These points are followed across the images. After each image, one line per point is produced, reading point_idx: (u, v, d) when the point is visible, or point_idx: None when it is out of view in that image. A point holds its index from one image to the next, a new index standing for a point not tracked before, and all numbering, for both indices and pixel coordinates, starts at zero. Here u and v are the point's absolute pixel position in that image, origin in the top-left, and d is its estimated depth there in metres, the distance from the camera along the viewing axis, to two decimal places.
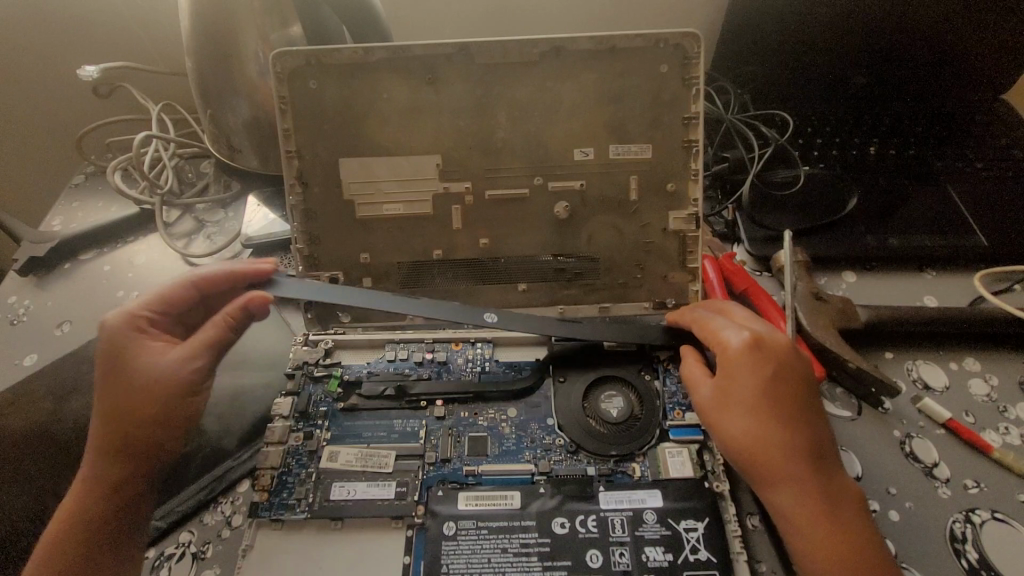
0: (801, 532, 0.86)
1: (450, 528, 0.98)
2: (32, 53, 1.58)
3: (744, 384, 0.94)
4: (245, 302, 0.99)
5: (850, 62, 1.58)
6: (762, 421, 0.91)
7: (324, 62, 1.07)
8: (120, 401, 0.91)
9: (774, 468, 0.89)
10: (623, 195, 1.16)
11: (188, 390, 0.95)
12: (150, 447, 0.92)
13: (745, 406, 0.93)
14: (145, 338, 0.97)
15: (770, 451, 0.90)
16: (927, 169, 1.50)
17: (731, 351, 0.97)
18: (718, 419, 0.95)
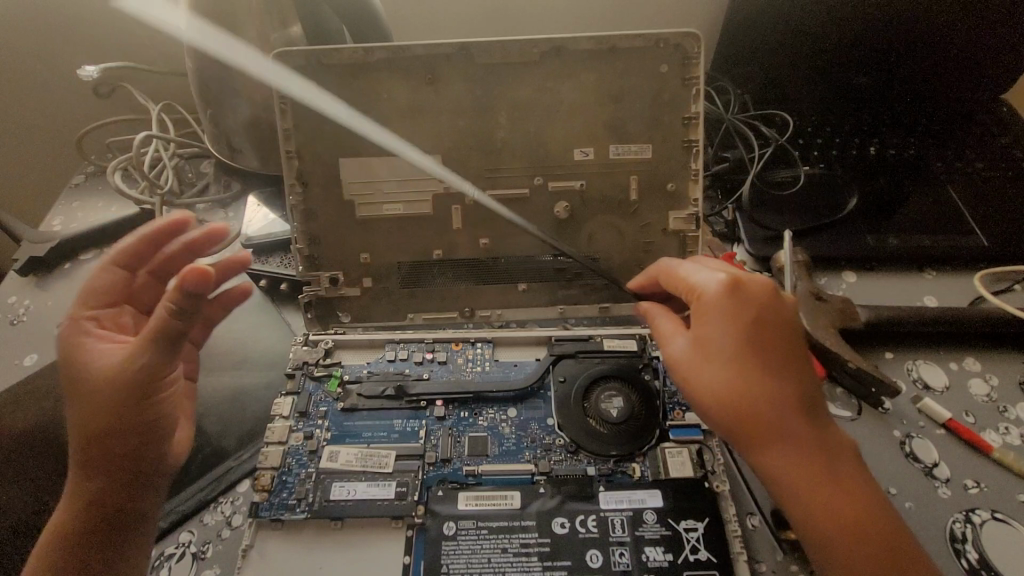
0: (789, 491, 0.85)
1: (450, 528, 0.98)
2: (31, 52, 1.57)
3: (721, 336, 0.90)
4: (178, 279, 0.79)
5: (850, 63, 1.58)
6: (742, 375, 0.88)
7: (324, 62, 1.07)
8: (82, 413, 0.88)
9: (762, 421, 0.86)
10: (623, 195, 1.16)
11: (138, 393, 0.87)
12: (117, 457, 0.88)
13: (722, 360, 0.89)
14: (89, 339, 0.93)
15: (753, 406, 0.87)
16: (927, 169, 1.49)
17: (706, 301, 0.93)
18: (693, 377, 0.91)
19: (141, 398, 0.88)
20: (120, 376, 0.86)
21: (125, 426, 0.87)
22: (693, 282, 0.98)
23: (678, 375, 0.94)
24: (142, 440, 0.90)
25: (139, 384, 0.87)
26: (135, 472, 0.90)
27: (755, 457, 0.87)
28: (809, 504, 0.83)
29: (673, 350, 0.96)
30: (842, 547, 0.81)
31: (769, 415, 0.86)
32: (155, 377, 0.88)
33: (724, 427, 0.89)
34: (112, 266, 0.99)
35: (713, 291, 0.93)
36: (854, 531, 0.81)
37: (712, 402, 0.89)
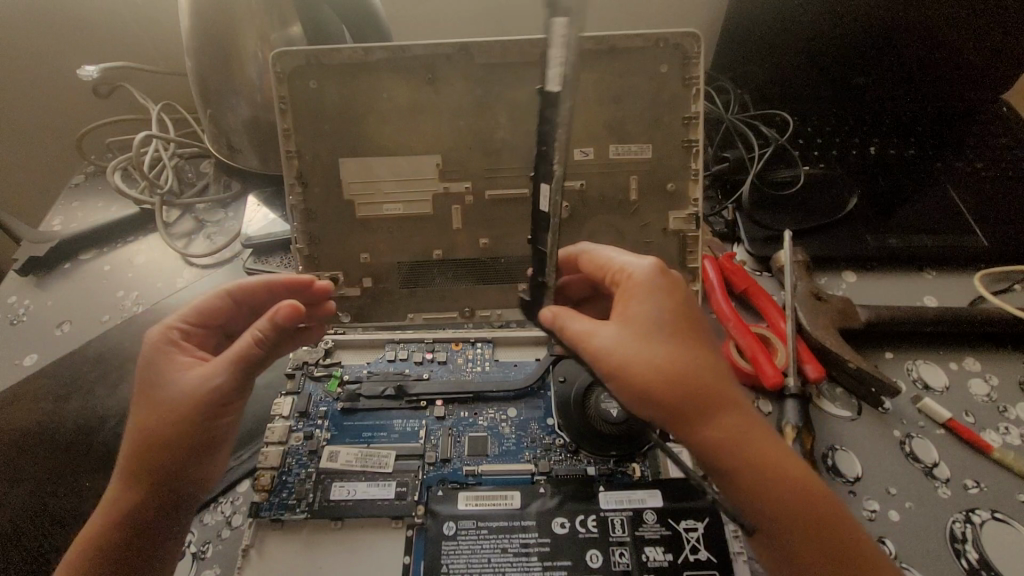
0: (749, 468, 0.80)
1: (450, 528, 0.98)
2: (31, 52, 1.57)
3: (661, 314, 0.86)
4: (270, 312, 0.89)
5: (850, 62, 1.58)
6: (687, 351, 0.84)
7: (324, 62, 1.07)
8: (147, 423, 0.89)
9: (703, 393, 0.82)
10: (623, 195, 1.16)
11: (205, 414, 0.89)
12: (170, 475, 0.88)
13: (667, 338, 0.84)
14: (176, 353, 0.95)
15: (701, 383, 0.82)
16: (927, 169, 1.49)
17: (639, 280, 0.88)
18: (639, 361, 0.82)
19: (207, 420, 0.89)
20: (192, 394, 0.89)
21: (185, 443, 0.89)
22: (615, 268, 0.93)
23: (613, 366, 0.83)
24: (196, 462, 0.91)
25: (207, 406, 0.89)
26: (177, 492, 0.90)
27: (706, 438, 0.82)
28: (770, 476, 0.80)
29: (604, 343, 0.84)
30: (802, 511, 0.80)
31: (717, 389, 0.83)
32: (223, 403, 0.90)
33: (673, 411, 0.81)
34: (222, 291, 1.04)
35: (646, 269, 0.89)
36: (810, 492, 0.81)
37: (662, 384, 0.81)
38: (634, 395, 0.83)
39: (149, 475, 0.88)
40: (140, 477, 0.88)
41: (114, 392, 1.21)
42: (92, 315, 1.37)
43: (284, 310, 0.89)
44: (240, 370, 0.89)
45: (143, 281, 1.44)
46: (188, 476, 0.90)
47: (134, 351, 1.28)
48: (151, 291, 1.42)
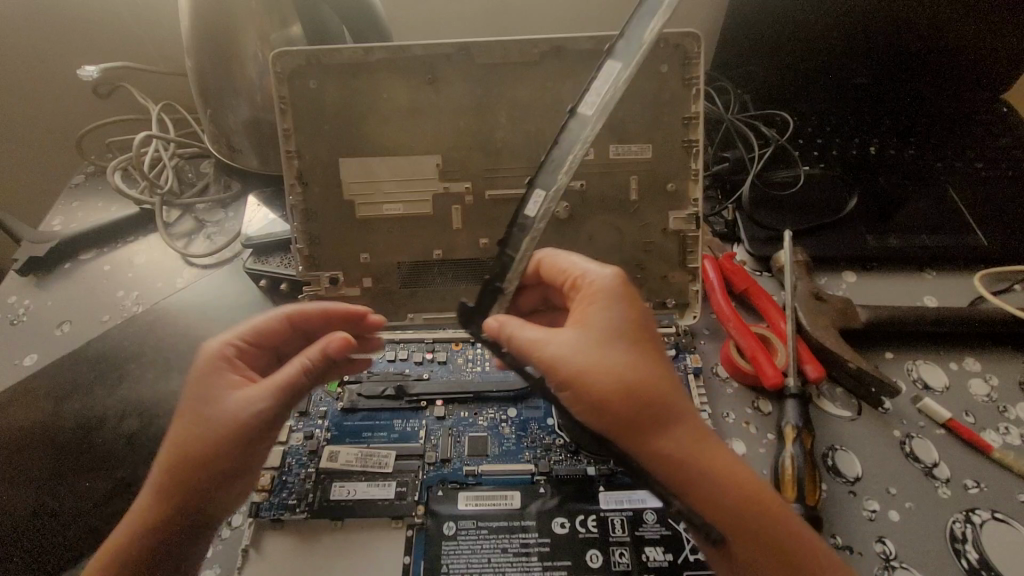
0: (697, 478, 0.80)
1: (450, 528, 0.99)
2: (31, 52, 1.57)
3: (617, 323, 0.87)
4: (323, 342, 0.94)
5: (850, 62, 1.58)
6: (640, 359, 0.85)
7: (324, 62, 1.07)
8: (184, 438, 0.87)
9: (658, 401, 0.82)
10: (623, 195, 1.16)
11: (244, 438, 0.88)
12: (201, 496, 0.87)
13: (621, 346, 0.85)
14: (226, 371, 0.95)
15: (652, 390, 0.82)
16: (927, 169, 1.49)
17: (598, 291, 0.90)
18: (592, 367, 0.82)
19: (246, 442, 0.88)
20: (236, 416, 0.88)
21: (221, 465, 0.87)
22: (575, 278, 0.94)
23: (567, 373, 0.83)
24: (228, 484, 0.89)
25: (247, 429, 0.88)
26: (203, 513, 0.88)
27: (656, 447, 0.81)
28: (718, 485, 0.80)
29: (555, 350, 0.84)
30: (751, 519, 0.79)
31: (668, 397, 0.83)
32: (262, 427, 0.89)
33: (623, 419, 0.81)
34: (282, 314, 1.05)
35: (605, 280, 0.91)
36: (760, 502, 0.80)
37: (614, 392, 0.81)
38: (585, 402, 0.82)
39: (180, 495, 0.86)
40: (171, 496, 0.86)
41: (114, 392, 1.21)
42: (92, 315, 1.37)
43: (337, 341, 0.95)
44: (286, 396, 0.91)
45: (143, 281, 1.44)
46: (216, 497, 0.88)
47: (135, 351, 1.28)
48: (151, 291, 1.42)
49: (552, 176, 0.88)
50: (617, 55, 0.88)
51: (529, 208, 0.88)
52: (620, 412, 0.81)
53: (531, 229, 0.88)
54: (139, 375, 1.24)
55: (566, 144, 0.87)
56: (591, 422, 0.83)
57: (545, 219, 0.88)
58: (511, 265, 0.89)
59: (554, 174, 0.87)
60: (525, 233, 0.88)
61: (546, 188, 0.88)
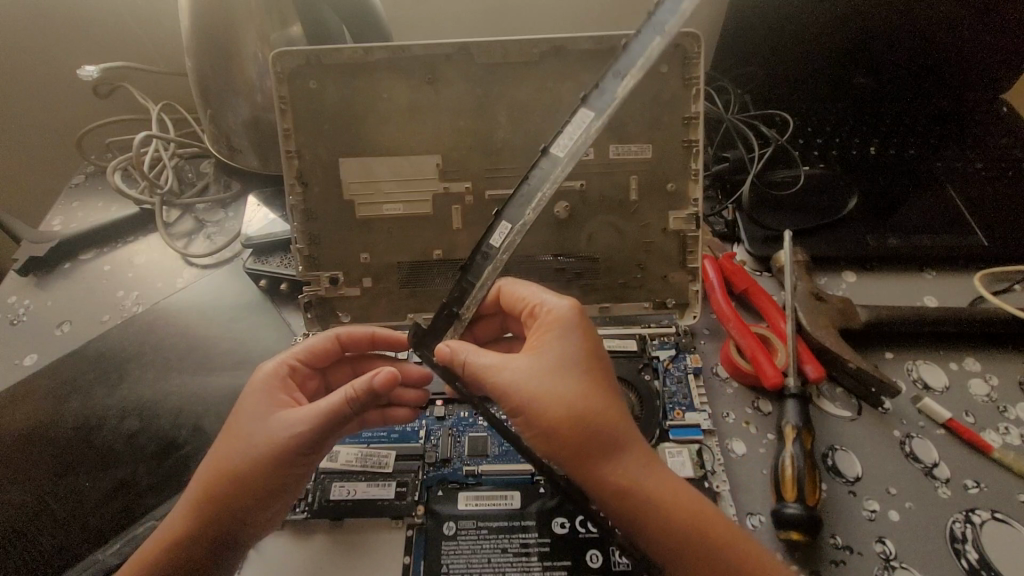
0: (641, 509, 0.80)
1: (450, 528, 0.99)
2: (30, 52, 1.57)
3: (570, 354, 0.88)
4: (370, 376, 0.92)
5: (850, 63, 1.58)
6: (589, 388, 0.86)
7: (324, 62, 1.07)
8: (228, 452, 0.90)
9: (606, 429, 0.83)
10: (623, 195, 1.16)
11: (276, 457, 0.89)
12: (236, 514, 0.88)
13: (574, 376, 0.86)
14: (276, 391, 0.99)
15: (599, 420, 0.83)
16: (927, 169, 1.49)
17: (555, 321, 0.92)
18: (541, 396, 0.84)
19: (279, 464, 0.89)
20: (273, 436, 0.90)
21: (255, 483, 0.88)
22: (534, 307, 0.96)
23: (516, 400, 0.85)
24: (263, 505, 0.90)
25: (280, 450, 0.89)
26: (238, 528, 0.89)
27: (604, 474, 0.81)
28: (662, 517, 0.80)
29: (503, 378, 0.86)
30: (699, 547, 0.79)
31: (619, 427, 0.84)
32: (294, 448, 0.89)
33: (570, 448, 0.82)
34: (331, 334, 1.09)
35: (562, 310, 0.93)
36: (709, 532, 0.80)
37: (561, 420, 0.83)
38: (534, 429, 0.84)
39: (217, 511, 0.88)
40: (207, 510, 0.88)
41: (114, 392, 1.21)
42: (92, 315, 1.37)
43: (383, 377, 0.91)
44: (324, 424, 0.90)
45: (143, 282, 1.44)
46: (248, 516, 0.89)
47: (135, 351, 1.28)
48: (151, 291, 1.42)
49: (519, 212, 0.94)
50: (591, 104, 0.92)
51: (495, 238, 0.95)
52: (569, 440, 0.82)
53: (494, 259, 0.95)
54: (139, 375, 1.24)
55: (534, 181, 0.94)
56: (540, 449, 0.85)
57: (508, 250, 0.94)
58: (469, 294, 0.97)
59: (520, 209, 0.94)
60: (487, 263, 0.96)
61: (512, 221, 0.94)
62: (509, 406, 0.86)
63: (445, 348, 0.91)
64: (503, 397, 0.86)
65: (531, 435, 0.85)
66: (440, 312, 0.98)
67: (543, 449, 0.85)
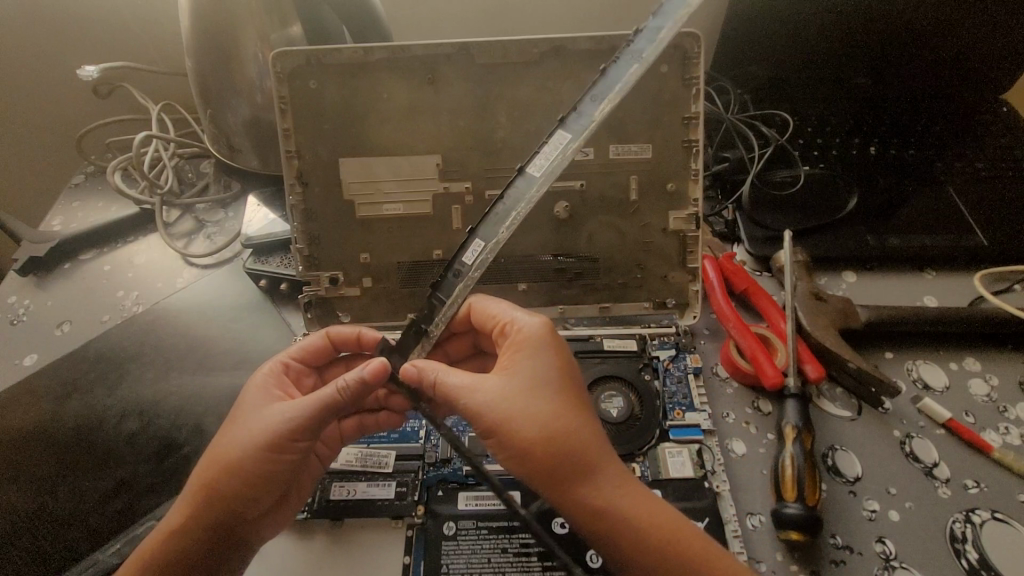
0: (615, 528, 0.81)
1: (450, 528, 0.99)
2: (30, 52, 1.57)
3: (541, 372, 0.89)
4: (360, 367, 0.91)
5: (850, 64, 1.59)
6: (561, 407, 0.86)
7: (324, 62, 1.07)
8: (221, 446, 0.90)
9: (578, 449, 0.83)
10: (623, 195, 1.16)
11: (273, 446, 0.89)
12: (236, 506, 0.88)
13: (546, 395, 0.87)
14: (270, 388, 0.99)
15: (570, 440, 0.84)
16: (928, 169, 1.49)
17: (525, 339, 0.92)
18: (514, 416, 0.84)
19: (271, 456, 0.89)
20: (265, 425, 0.89)
21: (249, 475, 0.88)
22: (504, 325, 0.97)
23: (489, 421, 0.85)
24: (262, 496, 0.90)
25: (277, 438, 0.89)
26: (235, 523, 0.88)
27: (579, 494, 0.82)
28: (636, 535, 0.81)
29: (475, 398, 0.86)
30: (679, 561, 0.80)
31: (590, 445, 0.84)
32: (292, 436, 0.90)
33: (543, 468, 0.83)
34: (323, 332, 1.09)
35: (533, 328, 0.94)
36: (687, 549, 0.80)
37: (535, 440, 0.83)
38: (506, 450, 0.85)
39: (215, 503, 0.87)
40: (203, 504, 0.87)
41: (114, 392, 1.21)
42: (92, 315, 1.37)
43: (372, 366, 0.91)
44: (316, 413, 0.90)
45: (143, 282, 1.44)
46: (248, 507, 0.89)
47: (135, 351, 1.28)
48: (151, 291, 1.42)
49: (493, 230, 0.95)
50: (569, 125, 0.93)
51: (467, 256, 0.96)
52: (542, 460, 0.82)
53: (465, 277, 0.96)
54: (139, 375, 1.24)
55: (511, 201, 0.95)
56: (514, 470, 0.85)
57: (480, 268, 0.95)
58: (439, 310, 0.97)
59: (493, 228, 0.94)
60: (459, 280, 0.96)
61: (486, 240, 0.94)
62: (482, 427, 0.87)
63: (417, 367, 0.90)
64: (476, 417, 0.86)
65: (504, 455, 0.85)
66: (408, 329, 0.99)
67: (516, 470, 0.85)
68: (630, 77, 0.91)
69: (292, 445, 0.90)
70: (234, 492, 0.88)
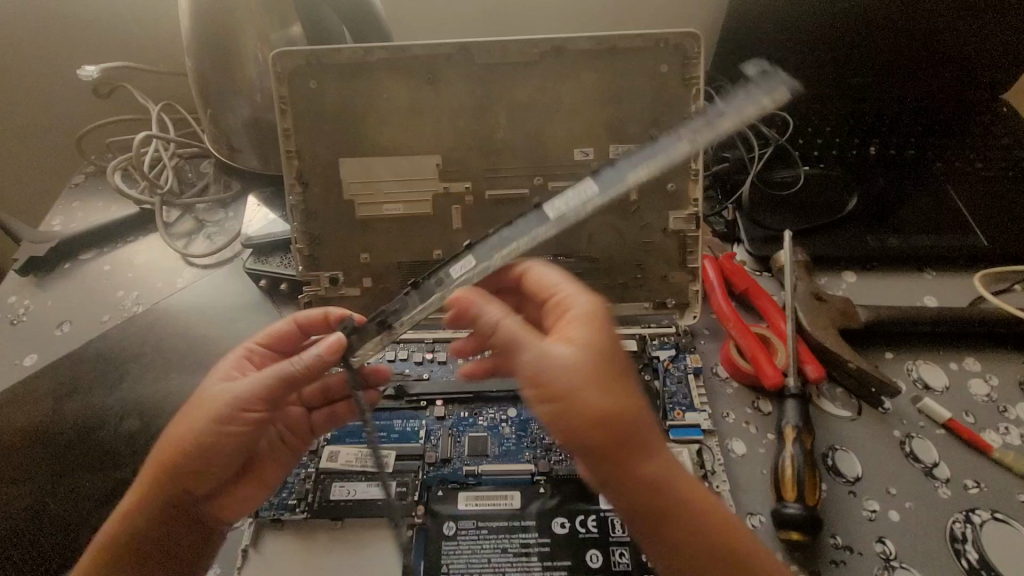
0: (664, 515, 0.77)
1: (450, 528, 0.99)
2: (30, 52, 1.57)
3: (605, 346, 0.81)
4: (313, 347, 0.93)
5: (848, 63, 1.55)
6: (622, 386, 0.79)
7: (325, 63, 1.07)
8: (179, 422, 0.94)
9: (643, 429, 0.79)
10: (623, 195, 1.16)
11: (220, 420, 0.91)
12: (183, 479, 0.91)
13: (609, 372, 0.79)
14: (234, 369, 1.02)
15: (631, 421, 0.78)
16: (927, 169, 1.52)
17: (588, 309, 0.86)
18: (575, 390, 0.77)
19: (220, 430, 0.91)
20: (217, 400, 0.93)
21: (200, 449, 0.91)
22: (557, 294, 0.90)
23: (549, 386, 0.78)
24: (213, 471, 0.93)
25: (224, 411, 0.92)
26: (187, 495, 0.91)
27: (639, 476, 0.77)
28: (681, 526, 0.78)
29: (534, 364, 0.80)
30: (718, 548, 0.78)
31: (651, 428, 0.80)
32: (239, 411, 0.92)
33: (598, 447, 0.77)
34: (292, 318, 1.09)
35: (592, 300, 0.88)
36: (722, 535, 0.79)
37: (604, 416, 0.77)
38: (559, 422, 0.78)
39: (166, 478, 0.90)
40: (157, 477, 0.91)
41: (114, 392, 1.21)
42: (92, 315, 1.37)
43: (328, 343, 0.93)
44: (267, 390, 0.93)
45: (143, 281, 1.44)
46: (200, 481, 0.92)
47: (135, 350, 1.28)
48: (151, 291, 1.42)
49: (488, 254, 0.92)
50: (601, 180, 0.92)
51: (456, 269, 0.93)
52: (610, 435, 0.77)
53: (446, 287, 0.92)
54: (139, 374, 1.24)
55: (516, 231, 0.93)
56: (571, 442, 0.78)
57: (462, 284, 0.91)
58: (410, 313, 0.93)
59: (491, 251, 0.92)
60: (438, 288, 0.92)
61: (480, 260, 0.92)
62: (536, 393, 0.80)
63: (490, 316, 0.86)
64: (531, 383, 0.79)
65: (556, 425, 0.79)
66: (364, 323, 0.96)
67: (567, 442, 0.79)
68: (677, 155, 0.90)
69: (242, 420, 0.92)
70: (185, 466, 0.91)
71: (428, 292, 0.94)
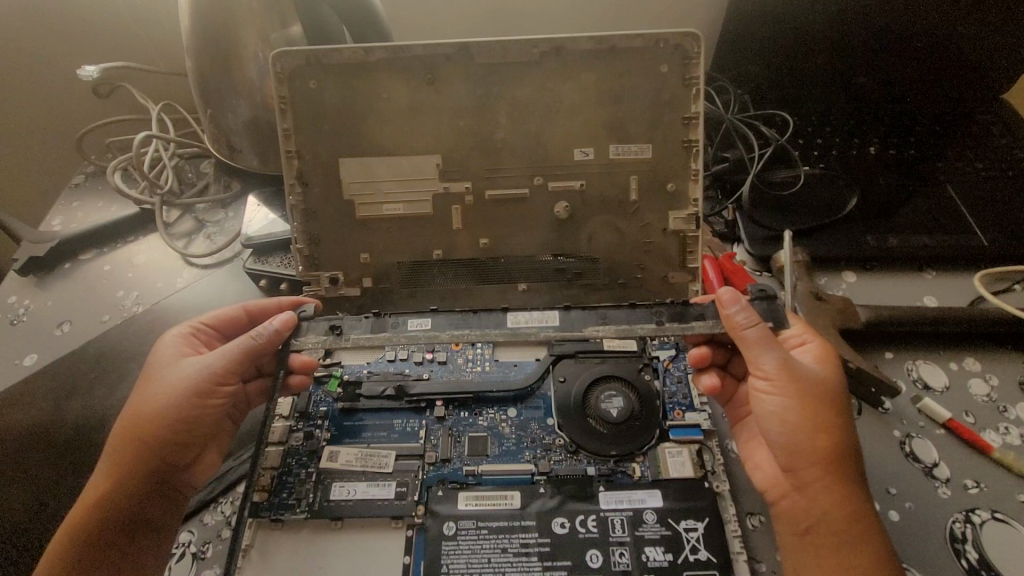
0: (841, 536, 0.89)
1: (450, 528, 0.98)
2: (29, 53, 1.57)
3: (840, 376, 0.99)
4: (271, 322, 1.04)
5: (850, 64, 1.57)
6: (847, 408, 0.95)
7: (325, 63, 1.07)
8: (143, 399, 1.00)
9: (849, 459, 0.92)
10: (623, 195, 1.15)
11: (200, 394, 1.02)
12: (167, 452, 0.99)
13: (841, 403, 0.95)
14: (185, 351, 1.10)
15: (845, 446, 0.92)
16: (927, 169, 1.50)
17: (827, 353, 1.01)
18: (810, 394, 0.94)
19: (194, 404, 1.01)
20: (185, 377, 1.01)
21: (173, 425, 0.99)
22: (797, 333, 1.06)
23: (788, 387, 0.94)
24: (187, 444, 1.01)
25: (203, 387, 1.02)
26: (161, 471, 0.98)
27: (839, 492, 0.91)
28: (856, 545, 0.88)
29: (771, 364, 0.95)
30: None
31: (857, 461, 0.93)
32: (217, 385, 1.03)
33: (811, 444, 0.93)
34: (242, 306, 1.20)
35: (830, 347, 1.03)
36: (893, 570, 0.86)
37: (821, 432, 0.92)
38: (782, 412, 0.95)
39: (142, 455, 0.97)
40: (132, 456, 0.97)
41: (113, 392, 1.21)
42: (93, 315, 1.37)
43: (284, 319, 1.04)
44: (229, 364, 1.02)
45: (143, 281, 1.44)
46: (178, 456, 1.01)
47: (134, 350, 1.28)
48: (151, 291, 1.42)
49: (444, 326, 1.06)
50: (563, 319, 1.07)
51: (415, 326, 1.07)
52: (824, 448, 0.92)
53: (398, 331, 1.07)
54: (138, 374, 1.24)
55: (478, 328, 1.06)
56: (793, 438, 0.94)
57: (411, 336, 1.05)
58: (360, 332, 1.06)
59: (447, 325, 1.06)
60: (394, 330, 1.07)
61: (435, 327, 1.06)
62: (767, 385, 0.97)
63: (736, 315, 0.98)
64: (767, 377, 0.96)
65: (774, 415, 0.96)
66: (321, 314, 1.10)
67: (779, 433, 0.96)
68: (639, 331, 1.02)
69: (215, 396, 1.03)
70: (160, 440, 0.98)
71: (382, 326, 1.08)
